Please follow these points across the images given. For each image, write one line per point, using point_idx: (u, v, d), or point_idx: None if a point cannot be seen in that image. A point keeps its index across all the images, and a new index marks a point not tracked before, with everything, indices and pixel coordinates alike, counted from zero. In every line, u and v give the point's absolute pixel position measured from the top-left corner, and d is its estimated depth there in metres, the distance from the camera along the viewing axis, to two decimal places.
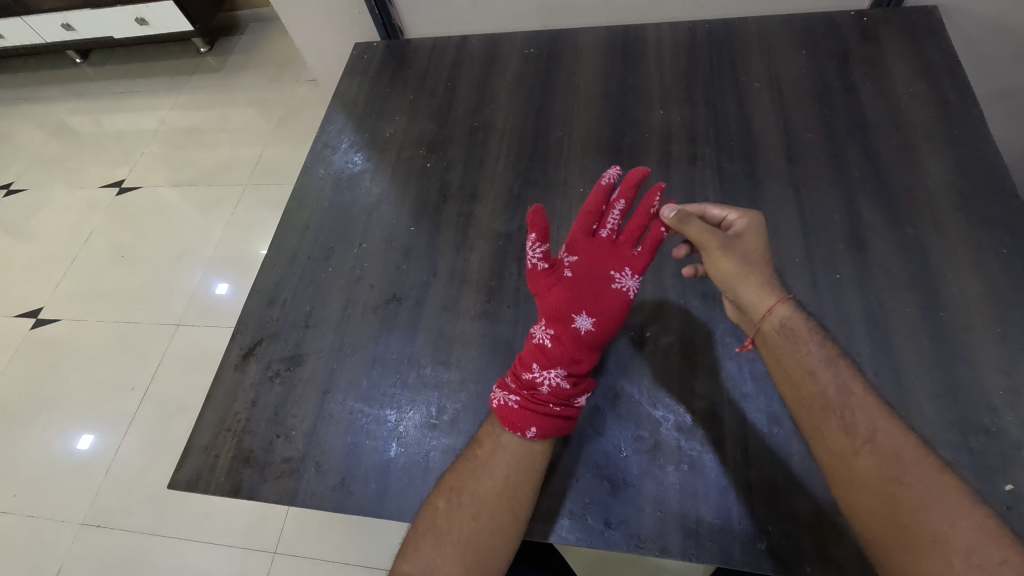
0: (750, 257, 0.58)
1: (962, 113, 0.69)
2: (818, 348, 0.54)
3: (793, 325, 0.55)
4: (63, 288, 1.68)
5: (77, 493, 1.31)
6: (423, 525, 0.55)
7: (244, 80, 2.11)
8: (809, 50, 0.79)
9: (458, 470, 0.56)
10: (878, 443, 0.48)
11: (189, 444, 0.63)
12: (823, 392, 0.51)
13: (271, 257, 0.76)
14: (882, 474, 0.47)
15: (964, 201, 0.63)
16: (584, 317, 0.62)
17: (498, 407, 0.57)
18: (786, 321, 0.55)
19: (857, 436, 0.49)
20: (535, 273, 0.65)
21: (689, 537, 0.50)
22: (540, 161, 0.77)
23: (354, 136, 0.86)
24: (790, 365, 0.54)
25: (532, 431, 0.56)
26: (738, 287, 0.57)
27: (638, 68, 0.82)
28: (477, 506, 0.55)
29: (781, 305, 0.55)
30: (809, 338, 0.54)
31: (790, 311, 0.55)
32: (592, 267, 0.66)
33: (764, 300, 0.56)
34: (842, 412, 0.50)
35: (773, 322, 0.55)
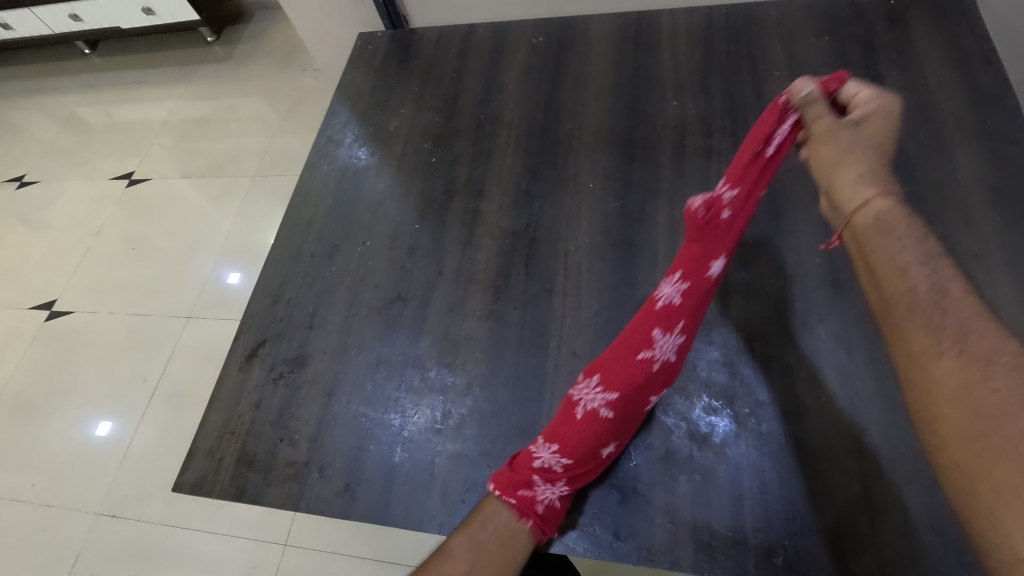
0: (859, 143, 0.51)
1: (997, 103, 0.65)
2: (915, 248, 0.45)
3: (891, 217, 0.47)
4: (76, 280, 1.69)
5: (93, 483, 1.33)
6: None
7: (251, 69, 2.09)
8: (832, 36, 0.75)
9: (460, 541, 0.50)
10: (969, 344, 0.39)
11: (194, 447, 0.62)
12: (912, 288, 0.43)
13: (274, 257, 0.74)
14: (962, 380, 0.38)
15: (997, 197, 0.60)
16: (719, 261, 0.58)
17: (539, 464, 0.52)
18: (881, 211, 0.47)
19: (943, 335, 0.40)
20: (693, 222, 0.56)
21: (700, 550, 0.49)
22: (549, 155, 0.74)
23: (358, 130, 0.84)
24: (879, 258, 0.45)
25: (558, 499, 0.51)
26: (834, 175, 0.51)
27: (652, 57, 0.79)
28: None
29: (880, 197, 0.48)
30: (905, 237, 0.46)
31: (888, 205, 0.47)
32: (740, 211, 0.58)
33: (861, 192, 0.48)
34: (931, 309, 0.42)
35: (867, 216, 0.47)
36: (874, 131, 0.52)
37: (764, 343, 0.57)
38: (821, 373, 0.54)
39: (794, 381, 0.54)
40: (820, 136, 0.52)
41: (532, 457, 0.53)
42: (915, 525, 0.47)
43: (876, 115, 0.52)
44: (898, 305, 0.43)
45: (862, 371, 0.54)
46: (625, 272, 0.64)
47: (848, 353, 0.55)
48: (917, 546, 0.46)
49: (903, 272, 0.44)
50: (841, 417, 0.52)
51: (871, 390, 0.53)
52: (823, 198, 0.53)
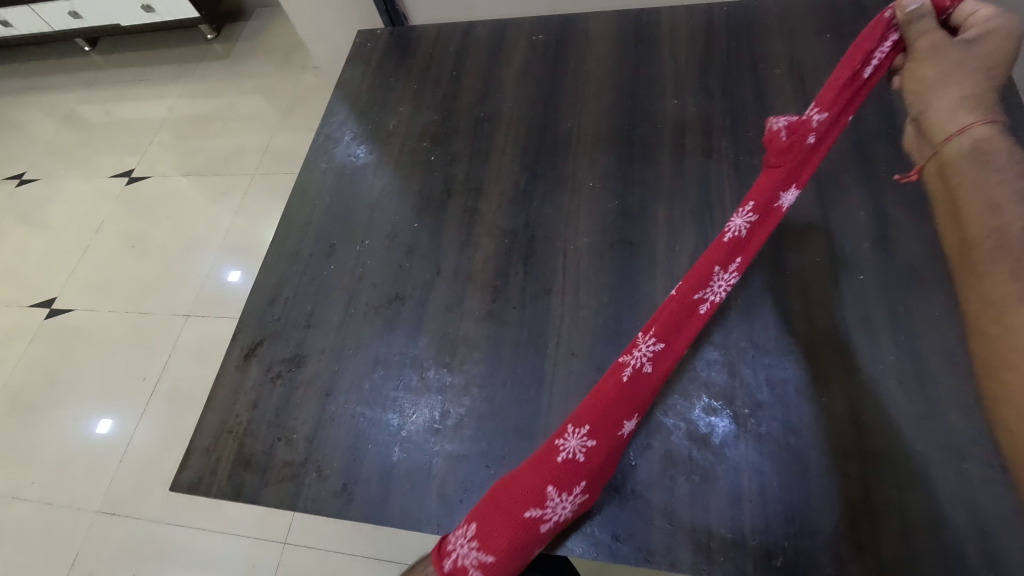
0: (970, 63, 0.47)
1: (1000, 102, 0.64)
2: (1016, 176, 0.43)
3: (989, 148, 0.45)
4: (76, 278, 1.69)
5: (92, 481, 1.33)
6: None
7: (251, 67, 2.09)
8: (833, 33, 0.74)
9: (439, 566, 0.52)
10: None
11: (191, 446, 0.62)
12: (996, 229, 0.42)
13: (272, 255, 0.74)
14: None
15: None
16: (789, 193, 0.59)
17: (560, 460, 0.51)
18: (977, 142, 0.46)
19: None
20: (775, 144, 0.56)
21: (699, 552, 0.48)
22: (548, 154, 0.74)
23: (357, 128, 0.84)
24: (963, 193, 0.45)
25: (475, 567, 0.50)
26: (933, 100, 0.49)
27: (651, 56, 0.79)
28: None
29: (980, 126, 0.46)
30: (1005, 167, 0.44)
31: (990, 132, 0.46)
32: (821, 142, 0.57)
33: (958, 118, 0.47)
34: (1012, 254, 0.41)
35: (962, 144, 0.46)
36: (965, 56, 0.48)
37: (764, 344, 0.56)
38: (822, 374, 0.54)
39: (794, 381, 0.54)
40: (922, 58, 0.50)
41: (558, 450, 0.52)
42: (914, 527, 0.47)
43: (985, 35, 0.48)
44: (980, 248, 0.43)
45: (862, 373, 0.54)
46: (625, 271, 0.63)
47: (848, 354, 0.54)
48: (917, 549, 0.46)
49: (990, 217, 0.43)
50: (842, 419, 0.52)
51: (871, 391, 0.52)
52: (914, 122, 0.52)
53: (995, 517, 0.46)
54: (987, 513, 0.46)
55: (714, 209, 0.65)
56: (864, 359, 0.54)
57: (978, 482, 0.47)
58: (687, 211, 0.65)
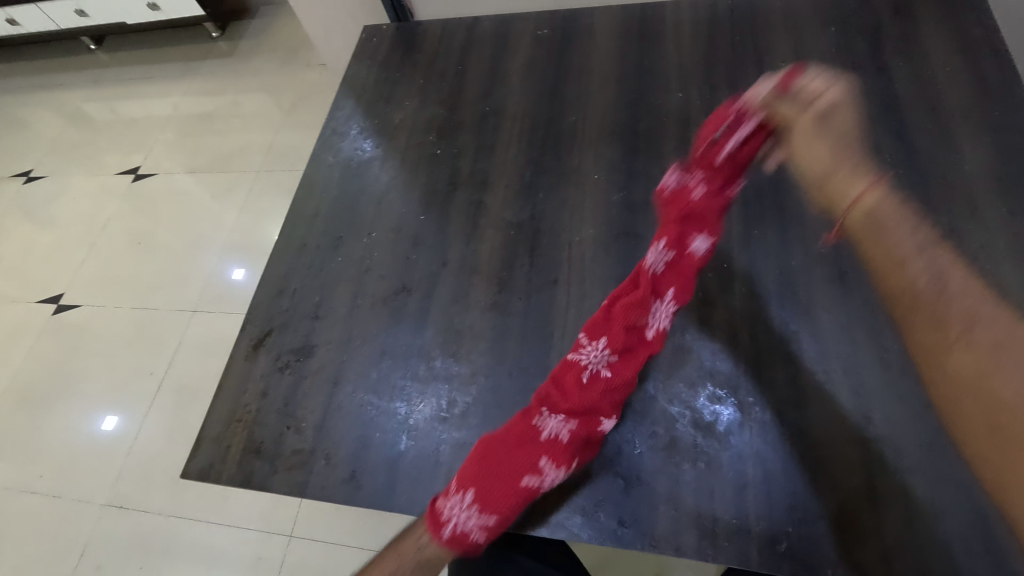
0: (841, 138, 0.57)
1: (1004, 95, 0.65)
2: (913, 236, 0.53)
3: (883, 212, 0.54)
4: (83, 274, 1.71)
5: (99, 475, 1.35)
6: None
7: (256, 64, 2.10)
8: (837, 27, 0.75)
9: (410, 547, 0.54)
10: (974, 337, 0.47)
11: (201, 435, 0.63)
12: (911, 284, 0.51)
13: (279, 248, 0.75)
14: (977, 368, 0.47)
15: (1003, 187, 0.60)
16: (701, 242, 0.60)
17: (545, 437, 0.53)
18: (874, 207, 0.55)
19: (950, 329, 0.48)
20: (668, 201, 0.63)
21: (704, 537, 0.49)
22: (553, 147, 0.74)
23: (363, 123, 0.84)
24: (879, 258, 0.54)
25: (476, 531, 0.52)
26: (828, 172, 0.57)
27: (656, 49, 0.79)
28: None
29: (871, 192, 0.55)
30: (899, 228, 0.54)
31: (879, 199, 0.55)
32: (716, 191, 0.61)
33: (853, 188, 0.56)
34: (932, 306, 0.50)
35: (863, 210, 0.55)
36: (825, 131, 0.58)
37: (767, 334, 0.57)
38: (826, 364, 0.54)
39: (797, 370, 0.55)
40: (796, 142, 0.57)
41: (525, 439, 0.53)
42: (917, 513, 0.47)
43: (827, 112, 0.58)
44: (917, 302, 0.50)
45: (866, 362, 0.54)
46: (629, 262, 0.64)
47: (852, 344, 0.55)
48: (920, 534, 0.46)
49: (907, 274, 0.52)
50: (846, 408, 0.52)
51: (875, 379, 0.53)
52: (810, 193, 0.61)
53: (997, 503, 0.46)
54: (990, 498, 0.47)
55: None
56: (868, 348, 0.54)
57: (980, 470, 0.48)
58: None
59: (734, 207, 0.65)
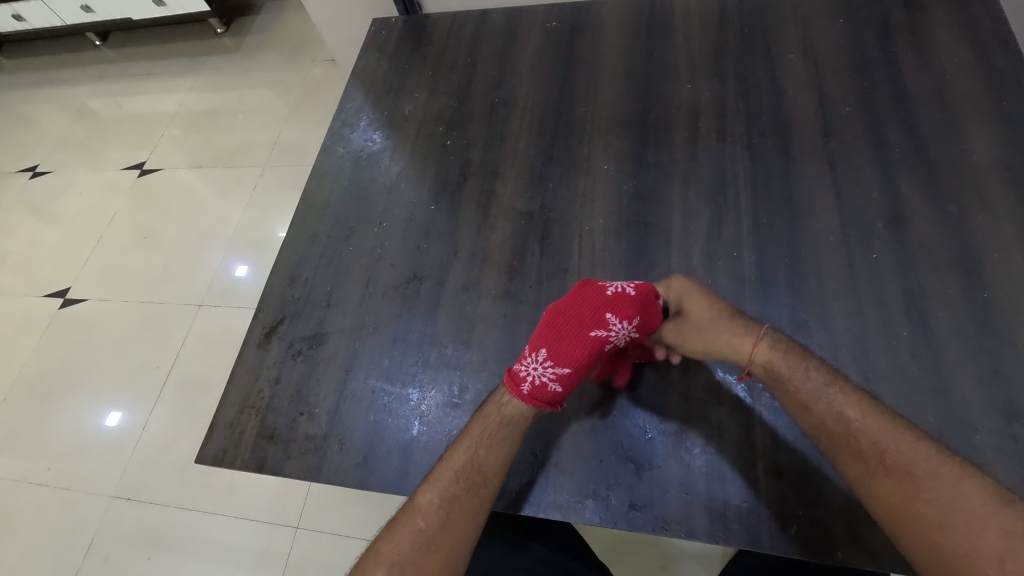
0: (709, 319, 0.56)
1: (1013, 85, 0.65)
2: (815, 374, 0.50)
3: (776, 366, 0.52)
4: (89, 268, 1.71)
5: (106, 467, 1.36)
6: (387, 550, 0.52)
7: (261, 60, 2.10)
8: (846, 19, 0.75)
9: (445, 475, 0.54)
10: (890, 464, 0.46)
11: (215, 421, 0.64)
12: (822, 426, 0.49)
13: (291, 237, 0.75)
14: (901, 495, 0.45)
15: (1011, 176, 0.60)
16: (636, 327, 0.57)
17: (611, 292, 0.57)
18: (769, 364, 0.52)
19: (867, 461, 0.47)
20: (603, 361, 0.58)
21: (715, 521, 0.50)
22: (563, 138, 0.75)
23: (372, 114, 0.85)
24: (789, 403, 0.51)
25: (553, 381, 0.55)
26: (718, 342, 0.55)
27: (665, 41, 0.79)
28: (449, 535, 0.52)
29: (760, 345, 0.53)
30: (795, 372, 0.51)
31: (770, 350, 0.52)
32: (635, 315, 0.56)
33: (743, 347, 0.54)
34: (847, 439, 0.48)
35: (758, 365, 0.53)
36: (696, 300, 0.57)
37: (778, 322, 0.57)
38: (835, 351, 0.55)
39: None
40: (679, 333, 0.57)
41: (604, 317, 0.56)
42: None
43: (687, 289, 0.58)
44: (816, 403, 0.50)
45: (877, 348, 0.54)
46: (640, 250, 0.64)
47: (863, 331, 0.55)
48: None
49: (818, 412, 0.49)
50: None
51: (885, 366, 0.53)
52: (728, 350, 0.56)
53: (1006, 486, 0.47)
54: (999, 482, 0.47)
55: (728, 191, 0.66)
56: (878, 335, 0.55)
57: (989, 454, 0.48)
58: (702, 193, 0.66)
59: (744, 196, 0.65)
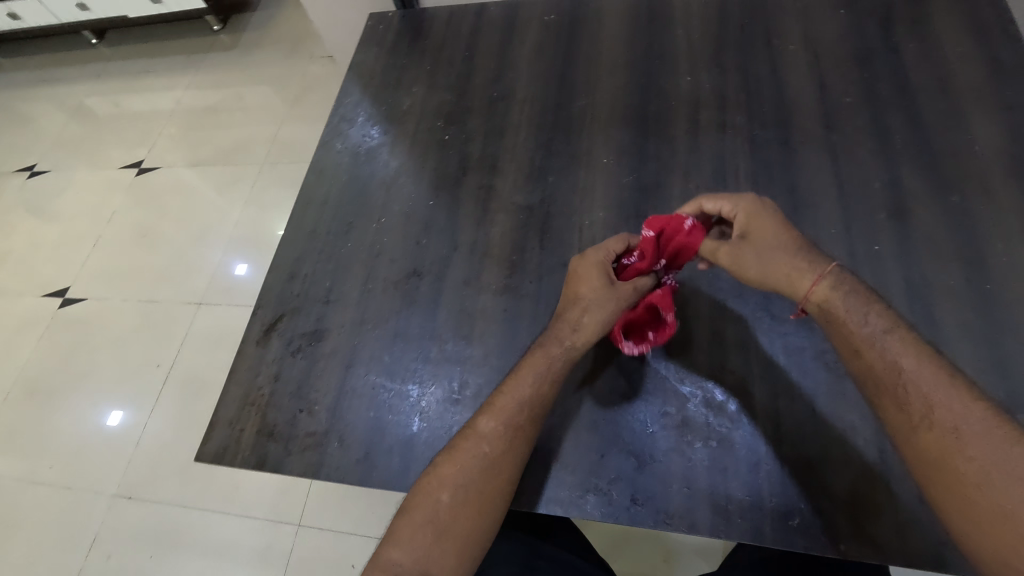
0: (764, 252, 0.54)
1: (1015, 74, 0.64)
2: (874, 320, 0.49)
3: (834, 306, 0.51)
4: (88, 268, 1.71)
5: (107, 466, 1.35)
6: (450, 474, 0.52)
7: (259, 57, 2.09)
8: (847, 9, 0.74)
9: (504, 404, 0.54)
10: (938, 422, 0.45)
11: (215, 418, 0.64)
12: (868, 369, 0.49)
13: (290, 233, 0.75)
14: (941, 449, 0.44)
15: (1013, 166, 0.60)
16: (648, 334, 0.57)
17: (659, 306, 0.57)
18: (825, 303, 0.51)
19: (910, 412, 0.46)
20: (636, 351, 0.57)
21: (717, 514, 0.49)
22: (563, 132, 0.74)
23: (370, 110, 0.84)
24: (840, 346, 0.51)
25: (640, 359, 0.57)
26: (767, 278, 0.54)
27: (665, 33, 0.79)
28: (510, 461, 0.52)
29: (821, 283, 0.51)
30: (854, 313, 0.50)
31: (830, 291, 0.51)
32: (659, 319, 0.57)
33: (798, 285, 0.52)
34: (893, 390, 0.47)
35: (812, 306, 0.52)
36: (763, 228, 0.55)
37: (780, 314, 0.57)
38: None
39: (810, 349, 0.55)
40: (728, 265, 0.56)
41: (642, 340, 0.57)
42: None
43: (754, 214, 0.55)
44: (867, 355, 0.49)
45: None
46: None
47: None
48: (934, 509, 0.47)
49: (870, 360, 0.48)
50: None
51: None
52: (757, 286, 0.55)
53: None
54: None
55: (729, 183, 0.65)
56: None
57: None
58: (703, 185, 0.66)
59: (745, 188, 0.64)
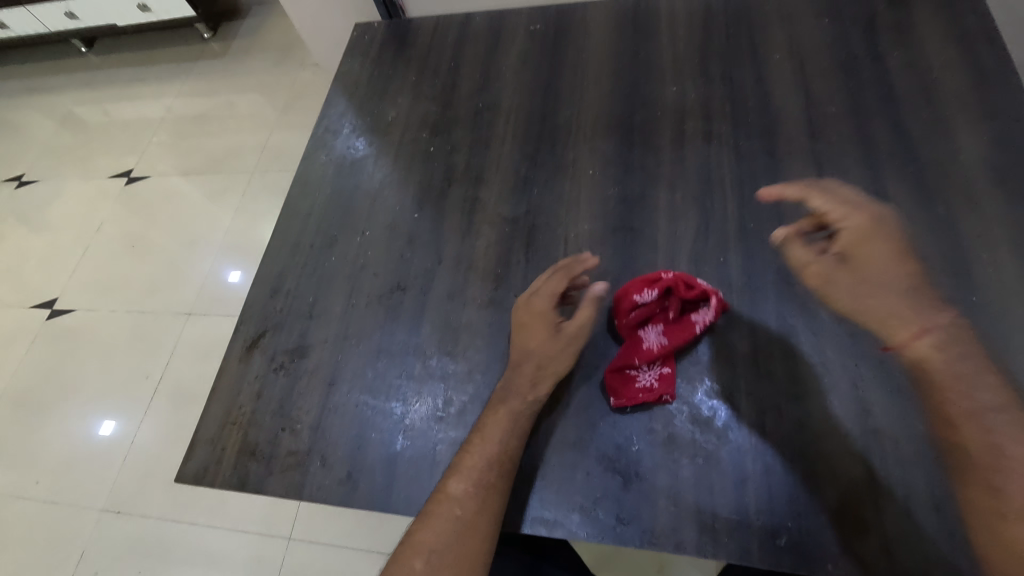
0: (866, 283, 0.52)
1: (999, 82, 0.64)
2: (988, 396, 0.46)
3: (931, 364, 0.48)
4: (76, 278, 1.69)
5: (95, 480, 1.34)
6: (426, 540, 0.50)
7: (249, 65, 2.09)
8: (832, 17, 0.74)
9: (474, 461, 0.52)
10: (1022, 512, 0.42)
11: (196, 438, 0.62)
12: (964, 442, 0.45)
13: (273, 247, 0.74)
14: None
15: (998, 175, 0.59)
16: (646, 370, 0.56)
17: (657, 344, 0.56)
18: (921, 359, 0.49)
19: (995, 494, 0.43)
20: (631, 385, 0.55)
21: (704, 532, 0.49)
22: (548, 142, 0.74)
23: (355, 121, 0.84)
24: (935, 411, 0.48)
25: (644, 386, 0.55)
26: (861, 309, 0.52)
27: (650, 43, 0.79)
28: (486, 520, 0.50)
29: (923, 339, 0.49)
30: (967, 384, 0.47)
31: (931, 351, 0.49)
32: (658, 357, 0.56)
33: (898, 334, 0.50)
34: (986, 470, 0.44)
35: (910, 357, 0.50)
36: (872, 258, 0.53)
37: (766, 327, 0.56)
38: (824, 356, 0.54)
39: (796, 363, 0.54)
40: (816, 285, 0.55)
41: (637, 375, 0.55)
42: (918, 504, 0.47)
43: (863, 237, 0.55)
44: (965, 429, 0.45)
45: (866, 353, 0.53)
46: (626, 256, 0.63)
47: (851, 333, 0.54)
48: (921, 525, 0.46)
49: (934, 370, 0.48)
50: (845, 399, 0.52)
51: (874, 372, 0.52)
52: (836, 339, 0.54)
53: None
54: None
55: (715, 195, 0.65)
56: (867, 340, 0.54)
57: None
58: (689, 197, 0.65)
59: (731, 200, 0.64)
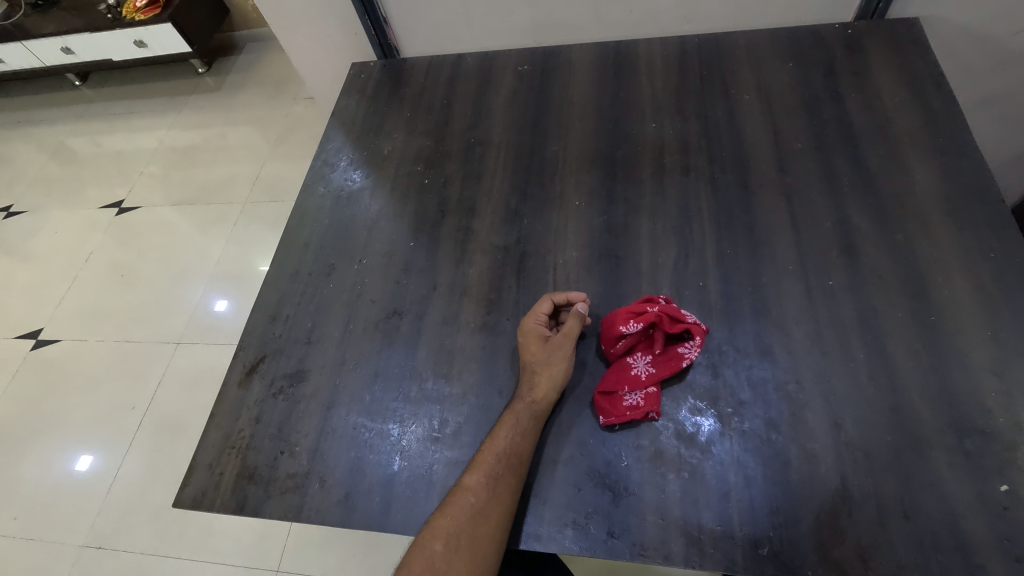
0: None
1: (948, 121, 0.71)
2: None
3: None
4: (63, 308, 1.69)
5: (75, 515, 1.31)
6: (442, 524, 0.54)
7: (242, 99, 2.14)
8: (796, 62, 0.81)
9: (489, 457, 0.56)
10: None
11: (194, 462, 0.63)
12: None
13: (273, 275, 0.77)
14: None
15: (950, 206, 0.65)
16: (632, 392, 0.58)
17: (644, 369, 0.59)
18: None
19: None
20: (618, 405, 0.57)
21: (691, 544, 0.51)
22: (537, 176, 0.78)
23: (352, 155, 0.87)
24: None
25: (631, 407, 0.57)
26: None
27: (631, 83, 0.84)
28: (498, 511, 0.53)
29: None
30: None
31: None
32: (645, 381, 0.58)
33: None
34: None
35: None
36: None
37: (744, 348, 0.60)
38: (798, 374, 0.57)
39: (772, 381, 0.57)
40: None
41: (623, 396, 0.58)
42: (889, 513, 0.50)
43: None
44: None
45: (837, 371, 0.57)
46: (611, 283, 0.67)
47: (822, 353, 0.58)
48: (893, 533, 0.49)
49: None
50: (819, 415, 0.55)
51: (845, 388, 0.56)
52: None
53: (962, 502, 0.49)
54: (955, 497, 0.50)
55: (693, 224, 0.69)
56: (837, 359, 0.58)
57: (945, 471, 0.51)
58: (669, 226, 0.70)
59: (708, 229, 0.69)
